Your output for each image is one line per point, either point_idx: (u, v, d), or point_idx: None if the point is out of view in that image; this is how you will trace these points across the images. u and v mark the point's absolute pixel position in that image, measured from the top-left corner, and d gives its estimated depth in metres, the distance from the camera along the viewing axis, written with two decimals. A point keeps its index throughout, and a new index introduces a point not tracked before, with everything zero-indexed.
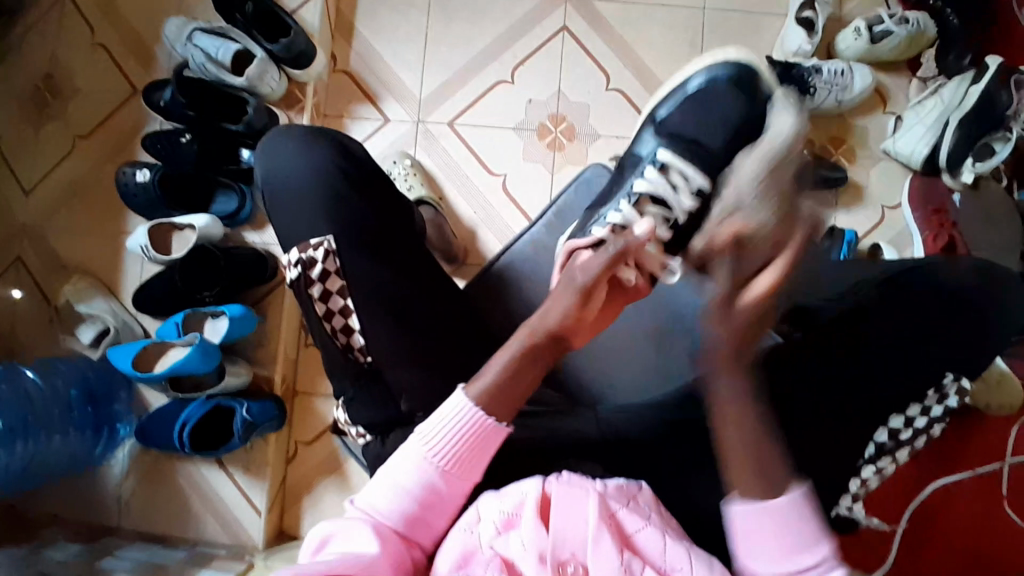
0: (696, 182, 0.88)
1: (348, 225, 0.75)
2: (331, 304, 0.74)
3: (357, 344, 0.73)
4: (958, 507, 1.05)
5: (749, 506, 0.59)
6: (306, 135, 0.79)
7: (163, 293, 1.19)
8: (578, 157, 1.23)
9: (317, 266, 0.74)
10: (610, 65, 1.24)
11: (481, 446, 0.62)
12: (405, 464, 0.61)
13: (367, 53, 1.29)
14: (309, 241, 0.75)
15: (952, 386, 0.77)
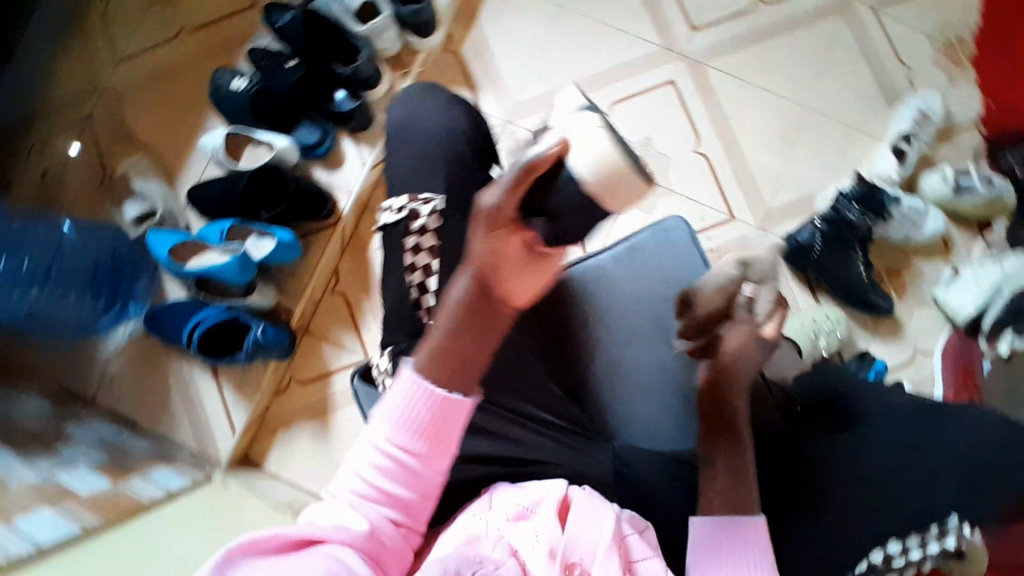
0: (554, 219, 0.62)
1: (433, 193, 0.77)
2: (418, 258, 0.75)
3: (428, 303, 0.75)
4: None
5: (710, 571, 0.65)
6: (436, 100, 0.81)
7: (219, 196, 1.20)
8: (646, 204, 1.25)
9: (420, 219, 0.76)
10: (702, 130, 1.28)
11: (446, 419, 0.61)
12: (374, 449, 0.61)
13: (482, 43, 1.33)
14: (420, 193, 0.77)
15: (955, 530, 0.73)
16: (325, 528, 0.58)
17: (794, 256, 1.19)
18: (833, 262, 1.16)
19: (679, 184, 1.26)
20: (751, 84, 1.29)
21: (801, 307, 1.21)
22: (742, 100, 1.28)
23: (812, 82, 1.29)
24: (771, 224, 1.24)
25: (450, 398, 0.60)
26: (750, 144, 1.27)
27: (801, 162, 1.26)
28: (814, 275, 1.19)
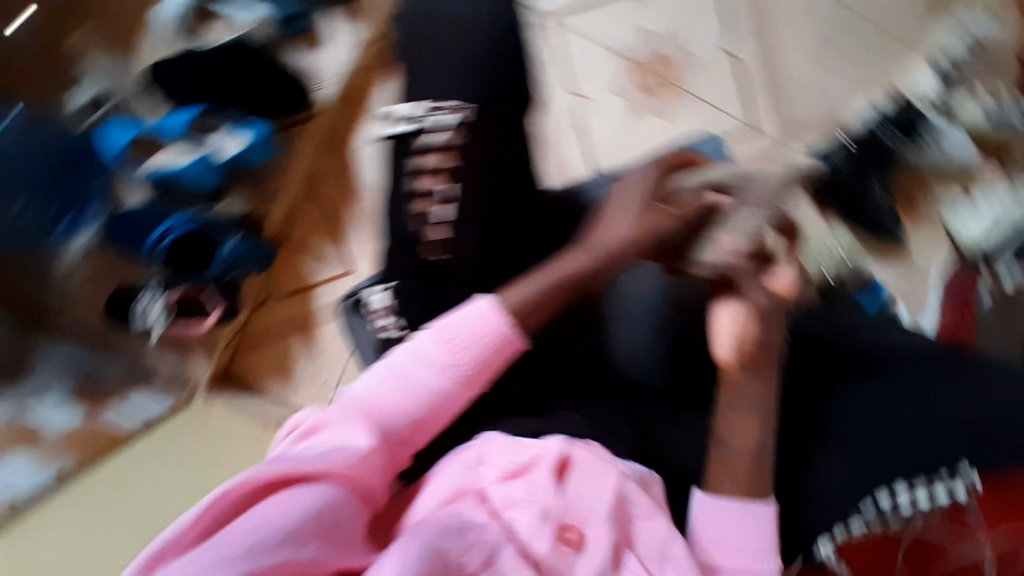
0: (447, 116, 0.62)
1: (456, 89, 0.63)
2: (421, 184, 0.62)
3: (429, 239, 0.63)
4: None
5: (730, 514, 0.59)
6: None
7: (178, 78, 1.00)
8: (665, 111, 1.14)
9: (431, 134, 0.62)
10: (734, 29, 1.16)
11: (503, 361, 0.58)
12: (412, 358, 0.56)
13: None
14: (432, 100, 0.62)
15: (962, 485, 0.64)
16: (339, 455, 0.50)
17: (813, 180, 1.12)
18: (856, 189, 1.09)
19: (706, 90, 1.15)
20: None
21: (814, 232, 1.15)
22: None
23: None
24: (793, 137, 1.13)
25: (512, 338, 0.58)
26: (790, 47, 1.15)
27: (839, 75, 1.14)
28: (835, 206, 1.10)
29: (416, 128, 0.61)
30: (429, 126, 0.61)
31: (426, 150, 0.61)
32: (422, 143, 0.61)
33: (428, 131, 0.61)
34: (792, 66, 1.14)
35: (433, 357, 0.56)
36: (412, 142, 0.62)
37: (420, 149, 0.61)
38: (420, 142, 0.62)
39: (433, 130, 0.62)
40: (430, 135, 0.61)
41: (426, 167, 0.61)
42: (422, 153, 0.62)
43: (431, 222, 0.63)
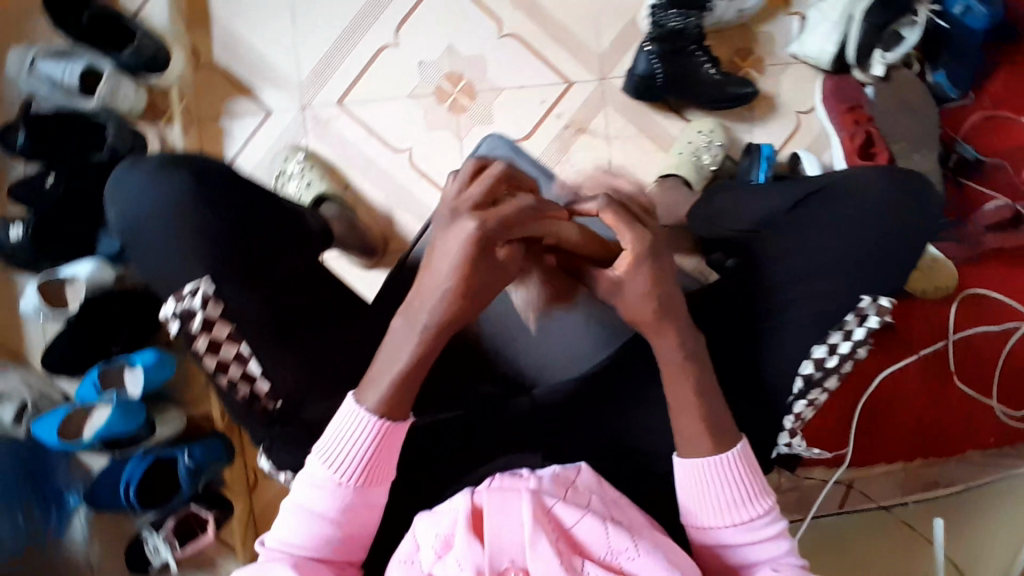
0: (203, 288, 0.61)
1: (218, 266, 0.62)
2: (222, 355, 0.61)
3: (264, 390, 0.63)
4: (901, 388, 1.19)
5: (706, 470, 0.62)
6: (153, 170, 0.63)
7: (69, 352, 1.07)
8: (482, 115, 1.15)
9: (196, 315, 0.60)
10: (498, 10, 1.15)
11: (392, 448, 0.59)
12: (312, 486, 0.58)
13: (233, 41, 1.13)
14: (183, 287, 0.61)
15: (870, 308, 0.63)
16: None
17: (643, 93, 1.12)
18: (683, 77, 1.09)
19: (504, 77, 1.15)
20: None
21: (674, 135, 1.16)
22: None
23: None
24: (610, 69, 1.16)
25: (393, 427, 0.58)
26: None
27: None
28: (673, 98, 1.12)
29: (185, 315, 0.60)
30: (195, 307, 0.60)
31: (205, 329, 0.61)
32: (198, 327, 0.60)
33: (196, 312, 0.60)
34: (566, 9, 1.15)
35: (332, 480, 0.57)
36: (190, 330, 0.61)
37: (199, 331, 0.60)
38: (195, 326, 0.60)
39: (201, 308, 0.61)
40: (201, 313, 0.60)
41: (219, 339, 0.61)
42: (204, 332, 0.61)
43: (255, 380, 0.62)
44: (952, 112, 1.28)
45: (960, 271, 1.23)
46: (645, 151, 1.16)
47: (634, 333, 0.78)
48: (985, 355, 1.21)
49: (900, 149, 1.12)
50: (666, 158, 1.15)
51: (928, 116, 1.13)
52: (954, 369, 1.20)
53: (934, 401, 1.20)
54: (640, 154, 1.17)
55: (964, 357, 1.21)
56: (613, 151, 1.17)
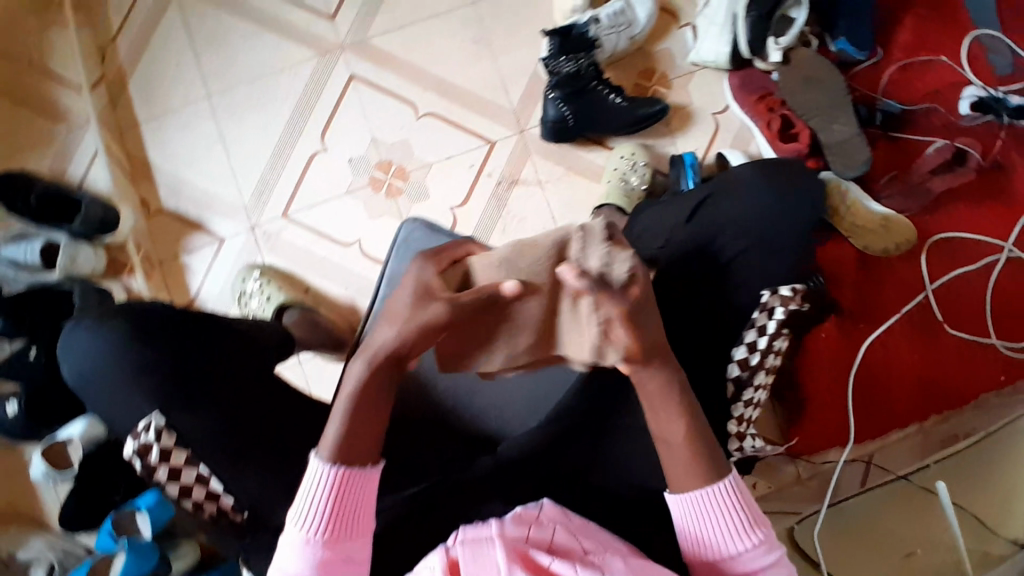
0: (154, 421, 0.65)
1: (167, 401, 0.66)
2: (183, 479, 0.65)
3: (228, 504, 0.67)
4: (891, 350, 1.18)
5: (697, 505, 0.64)
6: (96, 329, 0.69)
7: (79, 508, 1.10)
8: (418, 192, 1.20)
9: (153, 448, 0.65)
10: (410, 94, 1.22)
11: (360, 498, 0.62)
12: (289, 551, 0.60)
13: (175, 182, 1.19)
14: (137, 426, 0.66)
15: (774, 300, 0.70)
16: None
17: (560, 136, 1.17)
18: (589, 113, 1.15)
19: (431, 152, 1.21)
20: (418, 24, 1.22)
21: (602, 165, 1.21)
22: (420, 35, 1.22)
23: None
24: (527, 120, 1.22)
25: (354, 473, 0.61)
26: (460, 66, 1.22)
27: (509, 52, 1.22)
28: (590, 133, 1.17)
29: (143, 450, 0.65)
30: (149, 442, 0.65)
31: (161, 460, 0.65)
32: (155, 458, 0.65)
33: (150, 446, 0.65)
34: (473, 77, 1.22)
35: (304, 541, 0.59)
36: (150, 463, 0.65)
37: (157, 463, 0.65)
38: (152, 459, 0.65)
39: (154, 441, 0.65)
40: (156, 446, 0.65)
41: (176, 468, 0.65)
42: (162, 463, 0.65)
43: (218, 497, 0.66)
44: (866, 75, 1.25)
45: (925, 221, 1.21)
46: (578, 186, 1.20)
47: (599, 379, 0.77)
48: (971, 298, 1.19)
49: (821, 125, 1.14)
50: (599, 189, 1.19)
51: (840, 86, 1.16)
52: (941, 318, 1.19)
53: (931, 355, 1.18)
54: (575, 190, 1.21)
55: (949, 304, 1.19)
56: (549, 193, 1.21)
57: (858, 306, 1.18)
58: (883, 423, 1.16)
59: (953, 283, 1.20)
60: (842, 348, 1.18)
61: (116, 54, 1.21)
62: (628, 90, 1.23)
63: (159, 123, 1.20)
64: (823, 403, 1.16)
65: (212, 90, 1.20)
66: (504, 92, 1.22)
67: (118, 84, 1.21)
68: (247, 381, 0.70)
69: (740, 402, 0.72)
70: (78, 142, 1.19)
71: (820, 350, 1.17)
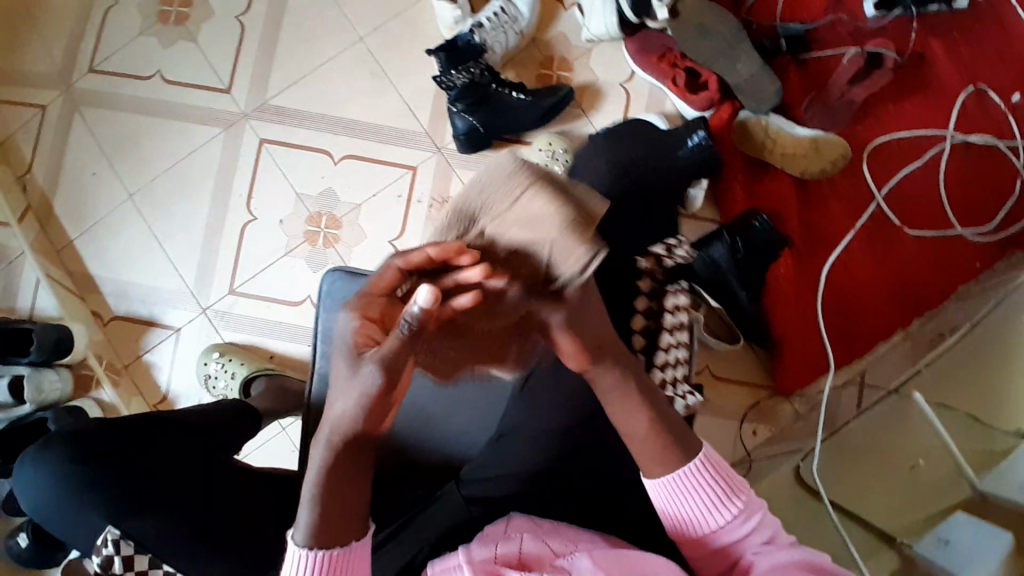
0: (111, 533, 0.68)
1: (119, 512, 0.69)
2: None
3: None
4: (856, 267, 1.16)
5: (674, 491, 0.62)
6: (41, 454, 0.73)
7: None
8: (354, 235, 1.20)
9: (116, 558, 0.67)
10: (322, 142, 1.22)
11: (343, 559, 0.57)
12: None
13: (119, 286, 1.21)
14: (96, 540, 0.68)
15: None
16: None
17: (475, 145, 1.17)
18: (495, 116, 1.14)
19: (357, 192, 1.21)
20: (313, 73, 1.23)
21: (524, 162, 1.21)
22: (318, 84, 1.23)
23: (339, 10, 1.24)
24: (441, 138, 1.22)
25: (335, 555, 0.56)
26: (363, 102, 1.22)
27: (408, 77, 1.23)
28: (502, 134, 1.17)
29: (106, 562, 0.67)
30: (111, 553, 0.67)
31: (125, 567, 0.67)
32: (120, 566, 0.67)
33: (113, 556, 0.67)
34: (378, 109, 1.22)
35: None
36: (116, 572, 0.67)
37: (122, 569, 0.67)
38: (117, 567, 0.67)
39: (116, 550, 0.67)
40: (120, 554, 0.67)
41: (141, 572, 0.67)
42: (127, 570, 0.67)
43: None
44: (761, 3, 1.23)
45: (859, 131, 1.19)
46: None
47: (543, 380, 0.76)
48: (925, 194, 1.17)
49: (724, 67, 1.14)
50: None
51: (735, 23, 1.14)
52: (898, 222, 1.17)
53: (897, 262, 1.16)
54: None
55: (904, 206, 1.17)
56: None
57: (812, 232, 1.17)
58: (866, 339, 1.14)
59: (903, 184, 1.18)
60: (806, 278, 1.16)
61: (35, 179, 1.23)
62: (532, 83, 1.23)
63: (92, 235, 1.22)
64: (800, 338, 1.14)
65: (133, 189, 1.22)
66: (412, 116, 1.22)
67: (42, 206, 1.23)
68: (201, 465, 0.75)
69: None
70: (17, 271, 1.20)
71: (785, 285, 1.15)
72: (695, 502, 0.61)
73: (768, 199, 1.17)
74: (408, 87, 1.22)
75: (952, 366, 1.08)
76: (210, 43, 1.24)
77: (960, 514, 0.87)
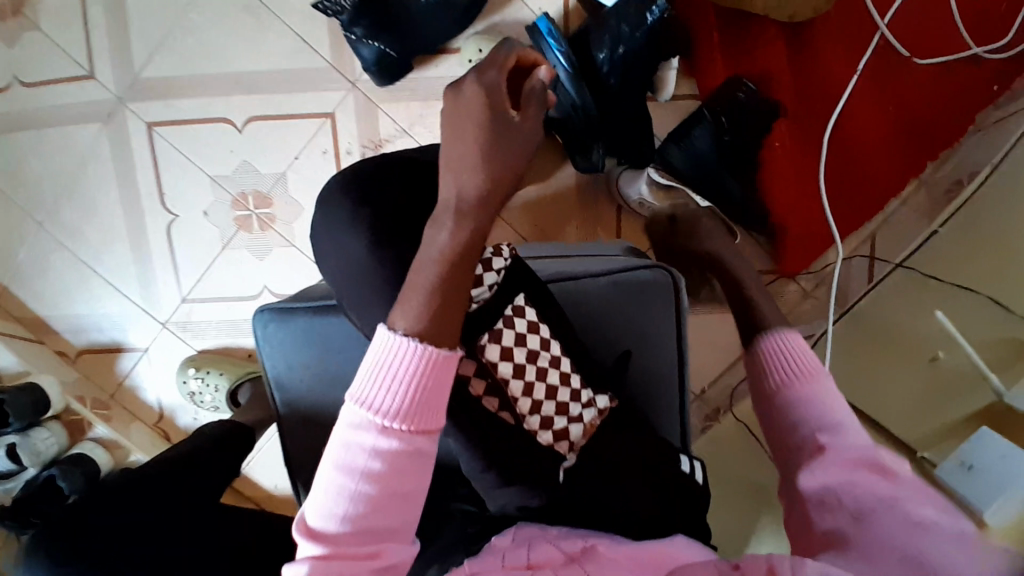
0: None
1: None
2: None
3: None
4: (864, 118, 0.99)
5: (787, 351, 0.64)
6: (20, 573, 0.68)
7: None
8: (291, 209, 1.06)
9: None
10: (218, 109, 1.03)
11: (444, 389, 0.48)
12: (346, 427, 0.47)
13: (72, 321, 1.13)
14: None
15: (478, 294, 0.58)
16: None
17: (392, 74, 0.97)
18: (405, 35, 0.93)
19: (278, 160, 1.04)
20: (181, 28, 1.01)
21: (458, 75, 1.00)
22: (191, 42, 1.01)
23: None
24: (353, 71, 1.01)
25: (438, 355, 0.47)
26: (249, 49, 1.01)
27: (291, 4, 0.99)
28: (420, 51, 0.96)
29: None
30: None
31: None
32: None
33: None
34: (269, 53, 1.01)
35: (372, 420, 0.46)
36: None
37: None
38: None
39: None
40: None
41: None
42: None
43: None
44: None
45: None
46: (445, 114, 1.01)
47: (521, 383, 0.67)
48: (931, 15, 0.97)
49: None
50: None
51: None
52: (905, 55, 0.97)
53: (909, 103, 0.98)
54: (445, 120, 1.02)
55: (909, 34, 0.97)
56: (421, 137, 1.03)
57: (808, 87, 0.99)
58: (879, 198, 1.01)
59: (905, 7, 0.97)
60: (805, 144, 1.00)
61: None
62: None
63: (20, 275, 1.12)
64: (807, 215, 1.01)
65: (40, 217, 1.09)
66: (310, 51, 1.00)
67: None
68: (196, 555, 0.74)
69: (546, 419, 0.58)
70: None
71: (785, 158, 1.00)
72: (807, 379, 0.61)
73: (753, 59, 0.98)
74: (295, 15, 0.99)
75: (970, 218, 0.93)
76: (54, 25, 1.03)
77: (987, 432, 0.73)
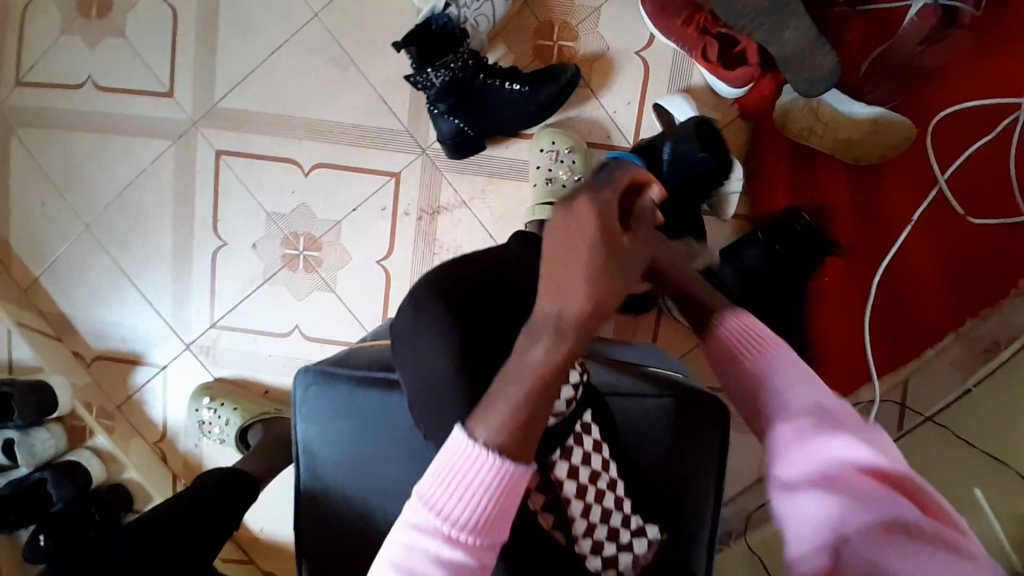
0: None
1: None
2: None
3: None
4: (915, 265, 1.00)
5: (747, 336, 0.62)
6: None
7: None
8: (339, 257, 1.07)
9: None
10: (287, 149, 1.05)
11: (514, 500, 0.48)
12: (409, 525, 0.48)
13: (95, 325, 1.12)
14: None
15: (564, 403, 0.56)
16: None
17: (464, 149, 0.99)
18: (484, 115, 0.96)
19: (335, 208, 1.06)
20: (267, 67, 1.04)
21: (526, 159, 1.03)
22: (274, 82, 1.04)
23: None
24: (425, 137, 1.03)
25: (510, 475, 0.47)
26: (328, 98, 1.03)
27: (379, 65, 1.02)
28: (496, 132, 0.98)
29: None
30: None
31: None
32: None
33: None
34: (346, 105, 1.03)
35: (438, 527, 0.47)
36: None
37: None
38: None
39: None
40: None
41: None
42: None
43: None
44: None
45: (916, 106, 0.98)
46: (506, 193, 1.04)
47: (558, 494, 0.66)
48: (999, 173, 0.98)
49: None
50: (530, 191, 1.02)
51: None
52: (962, 211, 0.99)
53: (960, 256, 0.99)
54: (505, 198, 1.04)
55: (968, 192, 0.99)
56: (478, 211, 1.05)
57: (866, 226, 1.01)
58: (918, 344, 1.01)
59: (972, 161, 0.99)
60: (852, 280, 1.02)
61: None
62: (529, 60, 1.01)
63: (53, 271, 1.11)
64: (843, 349, 1.03)
65: (88, 219, 1.10)
66: (386, 111, 1.03)
67: None
68: None
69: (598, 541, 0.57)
70: None
71: (830, 292, 1.02)
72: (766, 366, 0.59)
73: (813, 190, 1.00)
74: (379, 75, 1.02)
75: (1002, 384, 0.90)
76: (143, 40, 1.05)
77: None
